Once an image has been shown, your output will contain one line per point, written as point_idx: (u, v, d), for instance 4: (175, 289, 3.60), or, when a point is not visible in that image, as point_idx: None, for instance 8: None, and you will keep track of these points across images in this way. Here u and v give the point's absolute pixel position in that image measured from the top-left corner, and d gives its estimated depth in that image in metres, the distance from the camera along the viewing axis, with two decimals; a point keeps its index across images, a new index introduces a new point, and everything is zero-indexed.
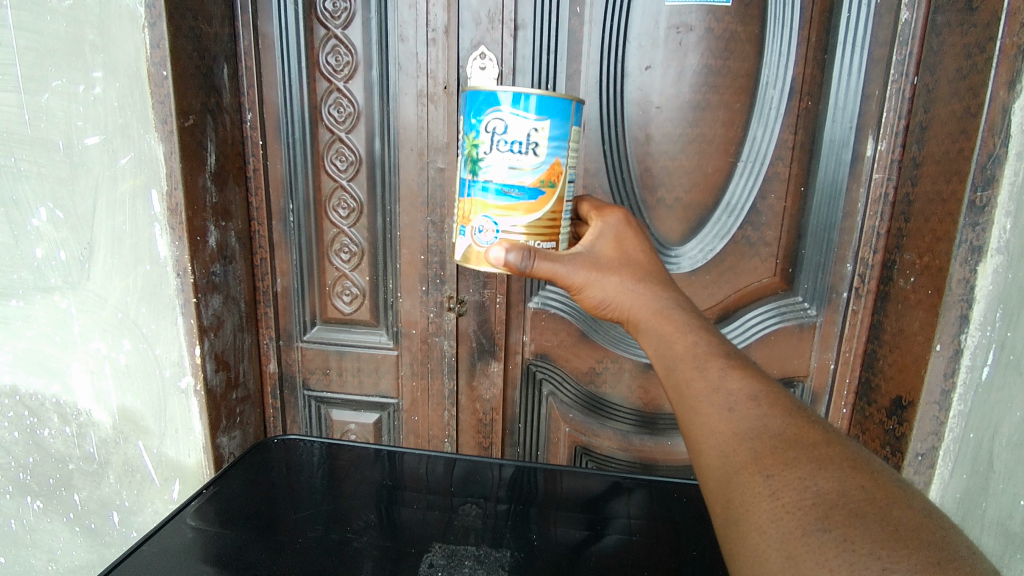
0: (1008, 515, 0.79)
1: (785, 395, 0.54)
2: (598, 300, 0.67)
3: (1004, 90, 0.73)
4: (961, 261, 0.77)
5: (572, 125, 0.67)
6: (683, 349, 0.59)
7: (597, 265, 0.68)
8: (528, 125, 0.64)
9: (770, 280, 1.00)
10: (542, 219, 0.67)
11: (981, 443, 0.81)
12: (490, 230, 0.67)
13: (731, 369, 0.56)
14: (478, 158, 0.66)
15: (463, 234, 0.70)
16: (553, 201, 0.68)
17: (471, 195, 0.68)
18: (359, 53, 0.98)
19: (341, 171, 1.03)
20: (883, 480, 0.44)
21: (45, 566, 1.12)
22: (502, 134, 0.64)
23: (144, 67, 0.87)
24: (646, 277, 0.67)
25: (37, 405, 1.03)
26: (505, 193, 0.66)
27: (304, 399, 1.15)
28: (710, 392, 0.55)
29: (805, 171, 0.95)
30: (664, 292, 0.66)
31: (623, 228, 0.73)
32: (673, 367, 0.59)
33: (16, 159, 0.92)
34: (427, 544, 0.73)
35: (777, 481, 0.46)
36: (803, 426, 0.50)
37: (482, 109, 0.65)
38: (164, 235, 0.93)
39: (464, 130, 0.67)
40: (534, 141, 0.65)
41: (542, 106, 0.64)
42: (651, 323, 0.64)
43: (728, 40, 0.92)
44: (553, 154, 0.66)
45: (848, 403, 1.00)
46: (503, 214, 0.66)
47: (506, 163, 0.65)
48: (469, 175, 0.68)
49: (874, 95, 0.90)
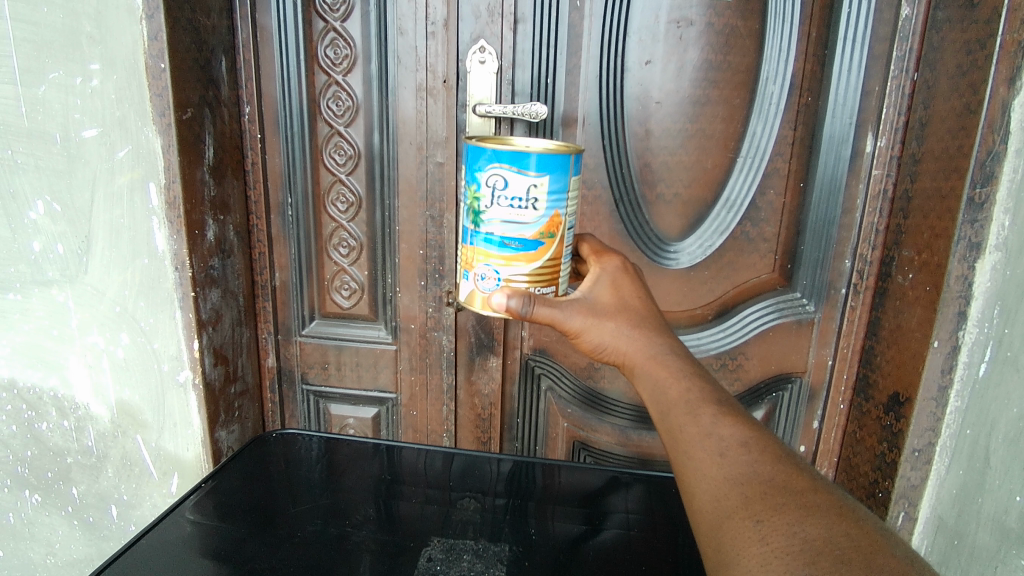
0: (1004, 510, 0.78)
1: (774, 441, 0.56)
2: (595, 344, 0.67)
3: (1004, 87, 0.73)
4: (958, 258, 0.78)
5: (572, 177, 0.67)
6: (676, 396, 0.60)
7: (593, 310, 0.68)
8: (528, 182, 0.64)
9: (769, 276, 1.00)
10: (543, 266, 0.68)
11: (978, 439, 0.81)
12: (492, 277, 0.68)
13: (722, 415, 0.58)
14: (480, 211, 0.67)
15: (466, 279, 0.70)
16: (553, 249, 0.68)
17: (472, 243, 0.69)
18: (357, 47, 0.98)
19: (340, 166, 1.03)
20: (867, 528, 0.48)
21: (43, 560, 1.12)
22: (503, 190, 0.65)
23: (142, 59, 0.86)
24: (642, 321, 0.66)
25: (34, 399, 1.03)
26: (504, 244, 0.67)
27: (302, 393, 1.15)
28: (702, 438, 0.56)
29: (804, 167, 0.95)
30: (658, 336, 0.65)
31: (620, 273, 0.72)
32: (669, 414, 0.60)
33: (13, 152, 0.91)
34: (426, 538, 0.73)
35: (766, 526, 0.49)
36: (792, 472, 0.53)
37: (482, 165, 0.66)
38: (162, 229, 0.92)
39: (466, 182, 0.69)
40: (533, 197, 0.65)
41: (541, 162, 0.64)
42: (645, 367, 0.63)
43: (728, 36, 0.92)
44: (552, 208, 0.66)
45: (846, 399, 1.00)
46: (504, 264, 0.67)
47: (506, 216, 0.65)
48: (472, 226, 0.68)
49: (873, 91, 0.89)
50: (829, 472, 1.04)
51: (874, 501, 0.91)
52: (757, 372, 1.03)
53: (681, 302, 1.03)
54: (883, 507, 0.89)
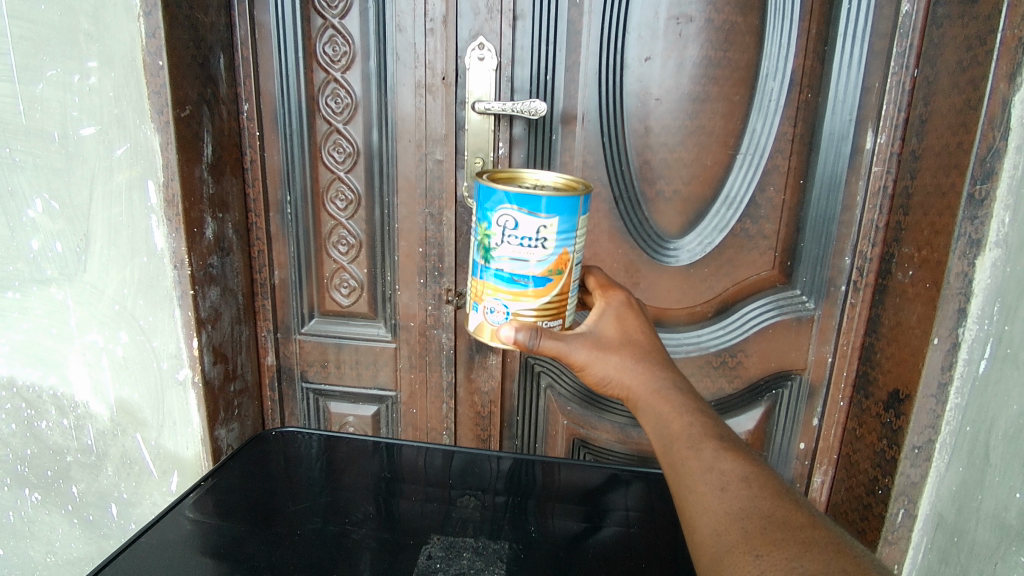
0: (1004, 507, 0.73)
1: (773, 477, 0.57)
2: (599, 378, 0.67)
3: (1004, 82, 0.72)
4: (959, 254, 0.78)
5: (580, 217, 0.66)
6: (679, 430, 0.60)
7: (598, 344, 0.67)
8: (538, 223, 0.64)
9: (769, 273, 1.00)
10: (549, 300, 0.68)
11: (978, 435, 0.79)
12: (501, 310, 0.68)
13: (724, 450, 0.58)
14: (490, 248, 0.66)
15: (475, 310, 0.70)
16: (560, 285, 0.68)
17: (481, 277, 0.69)
18: (356, 44, 0.97)
19: (339, 163, 1.03)
20: (864, 565, 0.48)
21: (43, 558, 1.12)
22: (513, 230, 0.64)
23: (140, 56, 0.86)
24: (646, 356, 0.67)
25: (34, 397, 1.03)
26: (513, 280, 0.66)
27: (302, 391, 1.15)
28: (703, 471, 0.57)
29: (804, 164, 0.95)
30: (662, 371, 0.66)
31: (625, 308, 0.72)
32: (672, 447, 0.60)
33: (11, 150, 0.91)
34: (426, 535, 0.73)
35: (765, 560, 0.49)
36: (791, 508, 0.53)
37: (493, 206, 0.65)
38: (161, 227, 0.92)
39: (476, 218, 0.68)
40: (542, 237, 0.65)
41: (551, 204, 0.64)
42: (648, 402, 0.64)
43: (728, 32, 0.92)
44: (560, 247, 0.66)
45: (846, 396, 1.00)
46: (512, 299, 0.67)
47: (515, 255, 0.65)
48: (481, 260, 0.68)
49: (873, 87, 0.89)
50: (829, 469, 1.04)
51: (875, 498, 0.91)
52: (757, 369, 1.03)
53: (681, 299, 1.03)
54: (883, 504, 0.89)
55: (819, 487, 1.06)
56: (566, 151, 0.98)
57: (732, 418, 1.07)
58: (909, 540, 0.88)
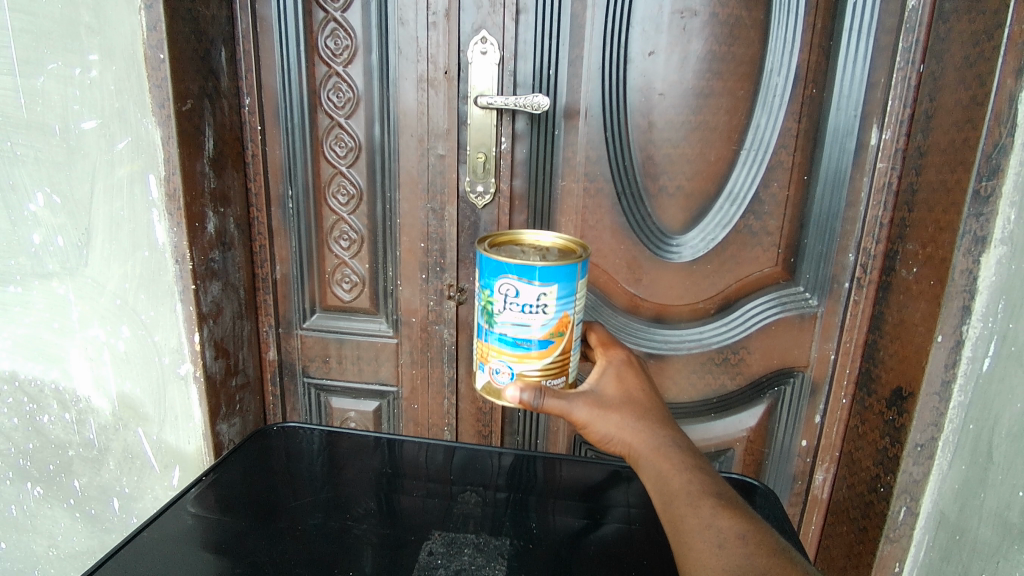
0: (1007, 506, 0.72)
1: (767, 533, 0.58)
2: (602, 436, 0.65)
3: (1011, 78, 0.72)
4: (963, 252, 0.77)
5: (579, 280, 0.65)
6: (679, 487, 0.60)
7: (599, 402, 0.66)
8: (538, 290, 0.63)
9: (773, 270, 0.99)
10: (553, 360, 0.66)
11: (982, 433, 0.77)
12: (506, 371, 0.66)
13: (722, 508, 0.58)
14: (493, 313, 0.65)
15: (480, 371, 0.69)
16: (563, 345, 0.66)
17: (486, 340, 0.67)
18: (358, 37, 0.97)
19: (340, 158, 1.02)
20: None
21: (45, 552, 1.12)
22: (514, 298, 0.63)
23: (141, 49, 0.85)
24: (646, 414, 0.66)
25: (36, 391, 1.03)
26: (517, 343, 0.65)
27: (303, 386, 1.15)
28: (702, 528, 0.57)
29: (808, 160, 0.94)
30: (662, 429, 0.65)
31: (625, 366, 0.71)
32: (671, 504, 0.60)
33: (12, 143, 0.91)
34: (427, 531, 0.73)
35: None
36: (785, 566, 0.55)
37: (494, 274, 0.64)
38: (163, 221, 0.92)
39: (478, 284, 0.67)
40: (543, 303, 0.64)
41: (550, 273, 0.62)
42: (650, 459, 0.63)
43: (733, 26, 0.91)
44: (562, 311, 0.64)
45: (848, 393, 1.00)
46: (517, 360, 0.66)
47: (517, 320, 0.64)
48: (485, 324, 0.66)
49: (879, 83, 0.88)
50: (831, 467, 1.04)
51: (877, 496, 0.91)
52: (759, 366, 1.03)
53: (683, 296, 1.02)
54: (886, 501, 0.89)
55: (820, 484, 1.06)
56: (568, 146, 0.98)
57: (734, 415, 1.07)
58: (911, 537, 0.88)
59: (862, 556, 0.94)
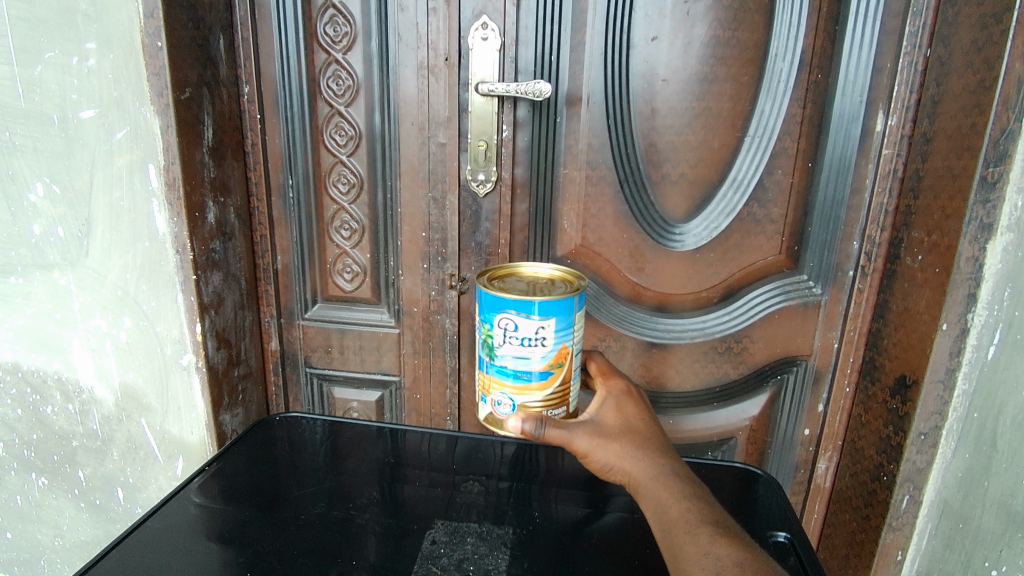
0: (1010, 494, 0.73)
1: (767, 564, 0.57)
2: (602, 465, 0.66)
3: (1020, 62, 0.70)
4: (969, 239, 0.76)
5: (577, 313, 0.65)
6: (677, 515, 0.60)
7: (599, 432, 0.67)
8: (537, 324, 0.63)
9: (776, 258, 0.99)
10: (553, 391, 0.66)
11: (985, 422, 0.78)
12: (507, 403, 0.66)
13: (720, 536, 0.58)
14: (493, 346, 0.65)
15: (482, 402, 0.68)
16: (563, 376, 0.66)
17: (486, 372, 0.67)
18: (357, 24, 0.96)
19: (340, 146, 1.02)
20: None
21: (51, 541, 1.13)
22: (513, 331, 0.63)
23: (138, 37, 0.84)
24: (646, 443, 0.66)
25: (39, 382, 1.03)
26: (517, 375, 0.64)
27: (305, 376, 1.15)
28: (700, 556, 0.56)
29: (813, 147, 0.93)
30: (662, 458, 0.65)
31: (625, 397, 0.72)
32: (669, 531, 0.59)
33: (10, 133, 0.90)
34: (430, 520, 0.73)
35: None
36: None
37: (493, 309, 0.64)
38: (163, 211, 0.91)
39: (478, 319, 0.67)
40: (541, 336, 0.63)
41: (549, 307, 0.62)
42: (649, 488, 0.63)
43: (737, 10, 0.90)
44: (560, 343, 0.64)
45: (851, 382, 1.00)
46: (517, 393, 0.65)
47: (517, 353, 0.64)
48: (485, 356, 0.66)
49: (886, 68, 0.87)
50: (834, 456, 1.04)
51: (880, 484, 0.91)
52: (762, 355, 1.03)
53: (687, 284, 1.02)
54: (888, 490, 0.88)
55: (823, 474, 1.06)
56: (570, 133, 0.97)
57: (737, 403, 1.07)
58: (915, 526, 0.88)
59: (864, 545, 0.93)
